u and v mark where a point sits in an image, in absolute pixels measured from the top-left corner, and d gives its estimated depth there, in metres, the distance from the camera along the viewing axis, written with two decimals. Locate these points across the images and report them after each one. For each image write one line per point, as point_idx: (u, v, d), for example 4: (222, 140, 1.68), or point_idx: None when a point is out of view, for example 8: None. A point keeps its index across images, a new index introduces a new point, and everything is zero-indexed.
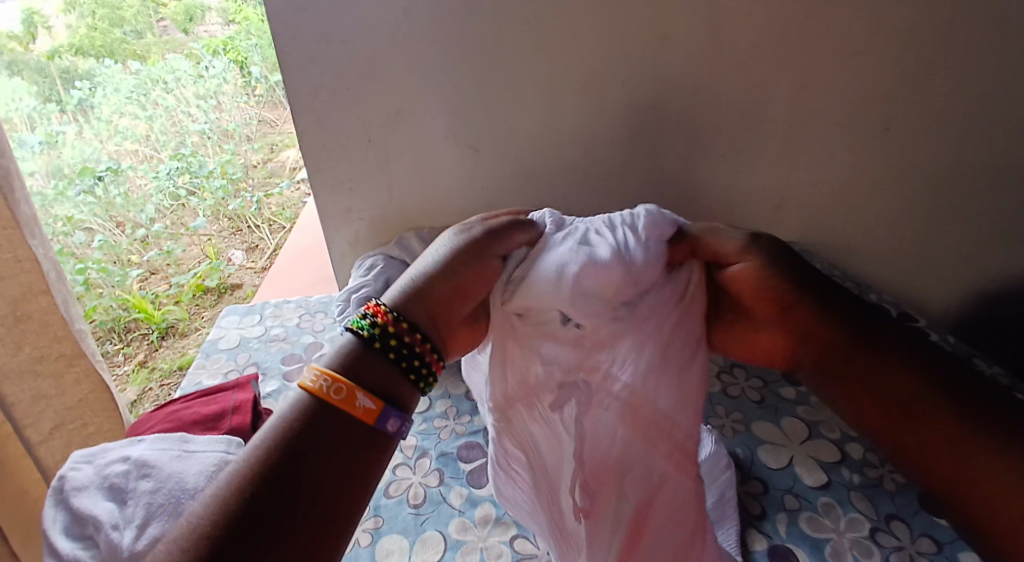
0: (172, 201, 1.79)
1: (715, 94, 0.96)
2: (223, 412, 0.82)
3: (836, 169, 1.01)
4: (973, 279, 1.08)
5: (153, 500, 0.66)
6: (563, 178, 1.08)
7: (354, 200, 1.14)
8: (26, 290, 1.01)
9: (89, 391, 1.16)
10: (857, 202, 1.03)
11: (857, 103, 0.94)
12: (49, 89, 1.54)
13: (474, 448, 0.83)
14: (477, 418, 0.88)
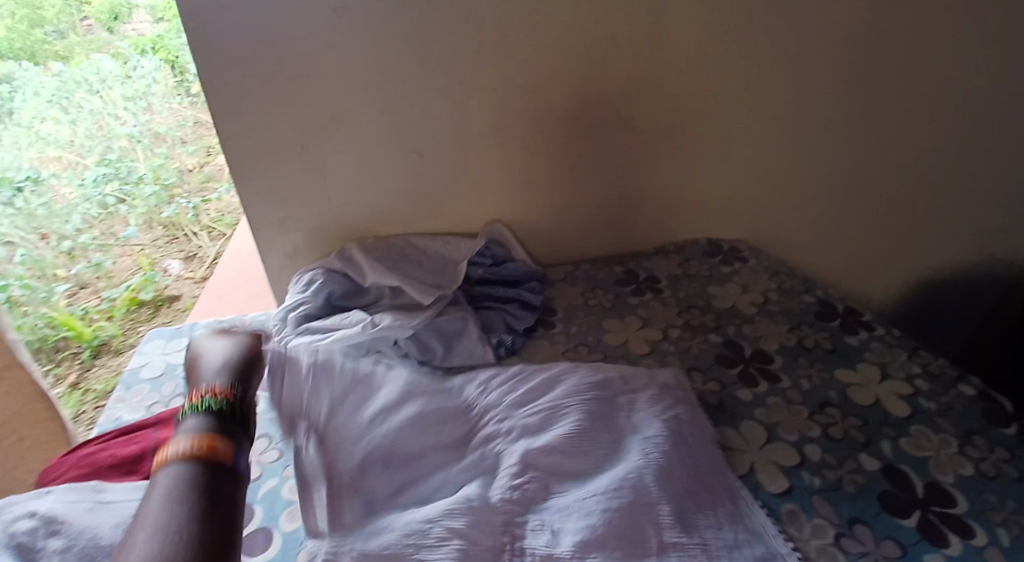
0: (100, 210, 1.87)
1: (655, 88, 0.98)
2: (144, 453, 0.75)
3: (782, 158, 1.05)
4: (903, 270, 1.17)
5: (68, 560, 0.57)
6: (503, 175, 1.05)
7: (289, 210, 1.05)
8: None
9: (20, 404, 0.93)
10: (794, 197, 1.09)
11: (798, 103, 1.00)
12: None
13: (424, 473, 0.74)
14: (424, 434, 0.77)
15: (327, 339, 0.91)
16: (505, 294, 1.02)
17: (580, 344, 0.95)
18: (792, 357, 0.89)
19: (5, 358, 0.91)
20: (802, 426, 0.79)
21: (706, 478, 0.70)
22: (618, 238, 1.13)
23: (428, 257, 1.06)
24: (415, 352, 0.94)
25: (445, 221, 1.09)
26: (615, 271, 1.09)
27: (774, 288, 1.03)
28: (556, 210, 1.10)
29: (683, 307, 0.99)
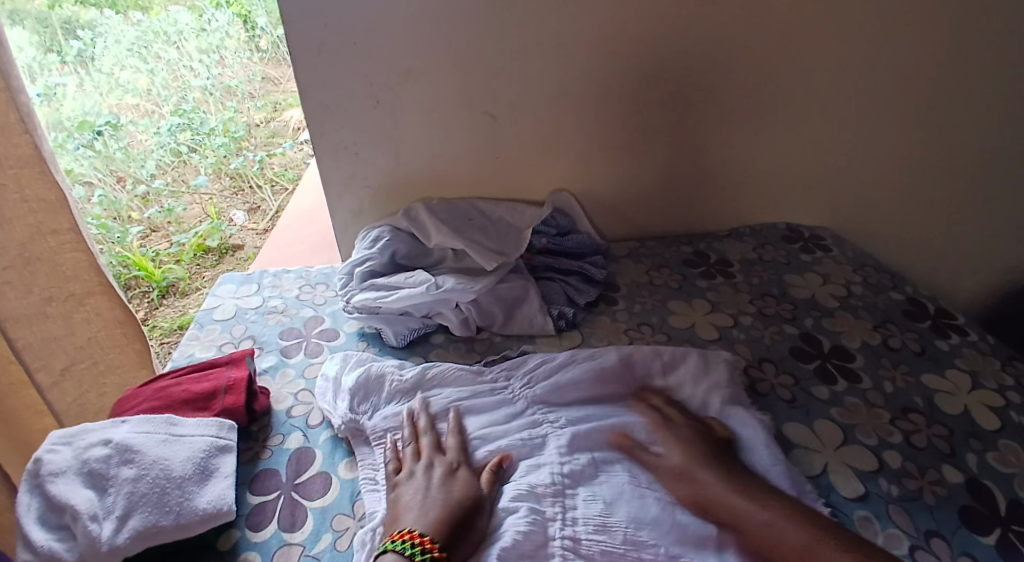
0: (173, 158, 1.95)
1: (740, 57, 0.93)
2: (215, 391, 0.77)
3: (871, 139, 0.99)
4: (995, 274, 1.08)
5: (137, 489, 0.60)
6: (573, 142, 1.02)
7: (358, 165, 1.06)
8: (34, 231, 0.85)
9: (100, 328, 0.98)
10: (880, 185, 1.03)
11: (898, 81, 0.94)
12: (50, 41, 1.76)
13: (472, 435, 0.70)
14: (473, 400, 0.74)
15: (392, 296, 0.92)
16: (567, 266, 1.01)
17: (643, 324, 0.92)
18: (875, 357, 0.84)
19: (88, 286, 0.95)
20: (881, 430, 0.75)
21: (771, 481, 0.65)
22: (686, 216, 1.10)
23: (492, 223, 1.05)
24: (475, 316, 0.93)
25: (511, 188, 1.07)
26: (684, 251, 1.06)
27: (859, 281, 0.97)
28: (624, 183, 1.06)
29: (756, 294, 0.95)
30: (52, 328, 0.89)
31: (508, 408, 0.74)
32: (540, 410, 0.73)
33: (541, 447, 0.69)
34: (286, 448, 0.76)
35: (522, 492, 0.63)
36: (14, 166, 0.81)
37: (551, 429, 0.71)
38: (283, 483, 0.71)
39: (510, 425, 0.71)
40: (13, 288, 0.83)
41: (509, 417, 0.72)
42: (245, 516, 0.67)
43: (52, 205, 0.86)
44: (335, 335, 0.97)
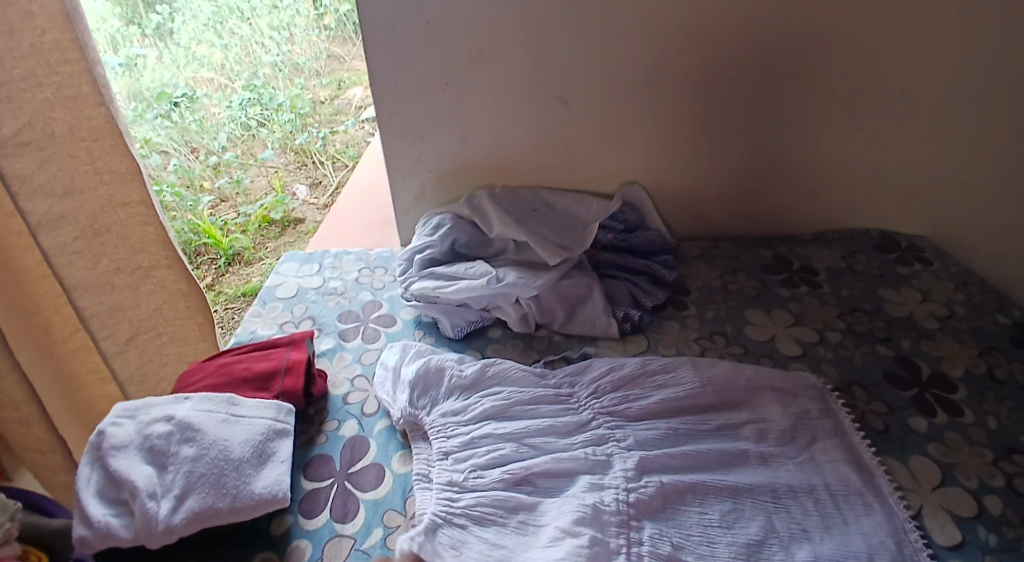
0: (244, 131, 1.98)
1: (832, 49, 0.87)
2: (275, 372, 0.77)
3: (975, 143, 0.91)
4: None
5: (196, 469, 0.60)
6: (647, 134, 0.97)
7: (424, 149, 1.04)
8: (105, 203, 0.87)
9: (163, 301, 1.00)
10: (984, 195, 0.94)
11: (1016, 79, 0.85)
12: (131, 14, 1.87)
13: (533, 443, 0.67)
14: (537, 405, 0.72)
15: (452, 287, 0.90)
16: (635, 265, 0.96)
17: (715, 333, 0.87)
18: (978, 388, 0.77)
19: (154, 259, 0.97)
20: (983, 472, 0.68)
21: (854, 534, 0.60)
22: (765, 216, 1.03)
23: (557, 214, 1.01)
24: (535, 313, 0.91)
25: (580, 178, 1.03)
26: (763, 256, 0.99)
27: (961, 300, 0.89)
28: (699, 180, 1.01)
29: (846, 308, 0.89)
30: (116, 298, 0.91)
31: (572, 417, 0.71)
32: (607, 426, 0.70)
33: (605, 466, 0.66)
34: (341, 434, 0.75)
35: (584, 517, 0.59)
36: (87, 139, 0.82)
37: (616, 448, 0.68)
38: (337, 471, 0.71)
39: (573, 439, 0.68)
40: (82, 258, 0.85)
41: (575, 429, 0.70)
42: (299, 502, 0.67)
43: (122, 177, 0.88)
44: (393, 321, 0.96)
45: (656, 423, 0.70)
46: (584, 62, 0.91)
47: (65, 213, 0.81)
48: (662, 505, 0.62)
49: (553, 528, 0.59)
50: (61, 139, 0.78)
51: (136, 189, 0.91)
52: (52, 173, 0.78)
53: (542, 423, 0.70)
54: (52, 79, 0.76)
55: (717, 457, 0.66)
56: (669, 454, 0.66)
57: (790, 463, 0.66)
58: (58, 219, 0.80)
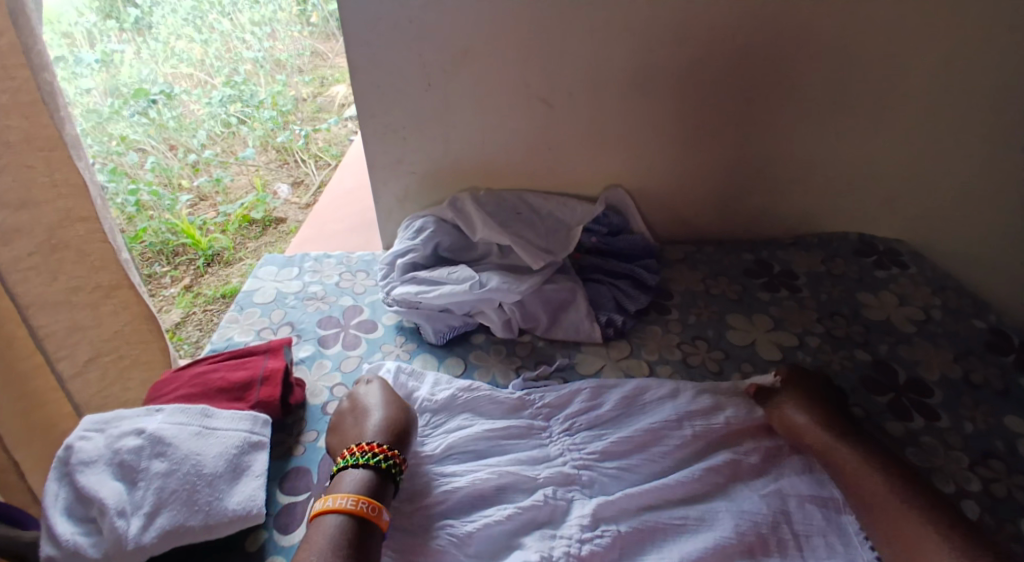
0: (224, 128, 1.95)
1: (802, 56, 0.87)
2: (251, 381, 0.75)
3: (945, 148, 0.92)
4: None
5: (167, 485, 0.58)
6: (628, 136, 0.96)
7: (406, 151, 1.02)
8: (63, 217, 0.85)
9: (127, 323, 0.99)
10: (955, 199, 0.95)
11: (982, 85, 0.86)
12: (109, 8, 1.88)
13: (496, 486, 0.66)
14: (506, 446, 0.70)
15: (433, 292, 0.89)
16: (617, 269, 0.96)
17: (697, 338, 0.87)
18: (955, 392, 0.77)
19: (116, 278, 0.95)
20: (960, 476, 0.68)
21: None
22: (746, 220, 1.03)
23: (541, 218, 1.00)
24: (518, 318, 0.90)
25: (561, 181, 1.02)
26: (745, 259, 0.99)
27: (938, 304, 0.90)
28: (681, 182, 1.00)
29: (825, 313, 0.89)
30: (76, 317, 0.90)
31: (540, 454, 0.70)
32: (573, 465, 0.69)
33: (564, 512, 0.65)
34: (320, 444, 0.74)
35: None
36: (43, 149, 0.81)
37: (579, 494, 0.67)
38: (315, 484, 0.69)
39: (537, 476, 0.67)
40: (38, 273, 0.84)
41: (544, 467, 0.68)
42: (274, 516, 0.65)
43: (80, 189, 0.86)
44: (374, 328, 0.95)
45: (625, 461, 0.69)
46: (569, 62, 0.90)
47: (18, 225, 0.80)
48: (614, 558, 0.61)
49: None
50: (16, 146, 0.78)
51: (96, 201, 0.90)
52: (6, 183, 0.78)
53: (515, 457, 0.69)
54: (6, 85, 0.75)
55: (683, 495, 0.66)
56: (631, 498, 0.65)
57: (761, 499, 0.65)
58: (10, 233, 0.80)
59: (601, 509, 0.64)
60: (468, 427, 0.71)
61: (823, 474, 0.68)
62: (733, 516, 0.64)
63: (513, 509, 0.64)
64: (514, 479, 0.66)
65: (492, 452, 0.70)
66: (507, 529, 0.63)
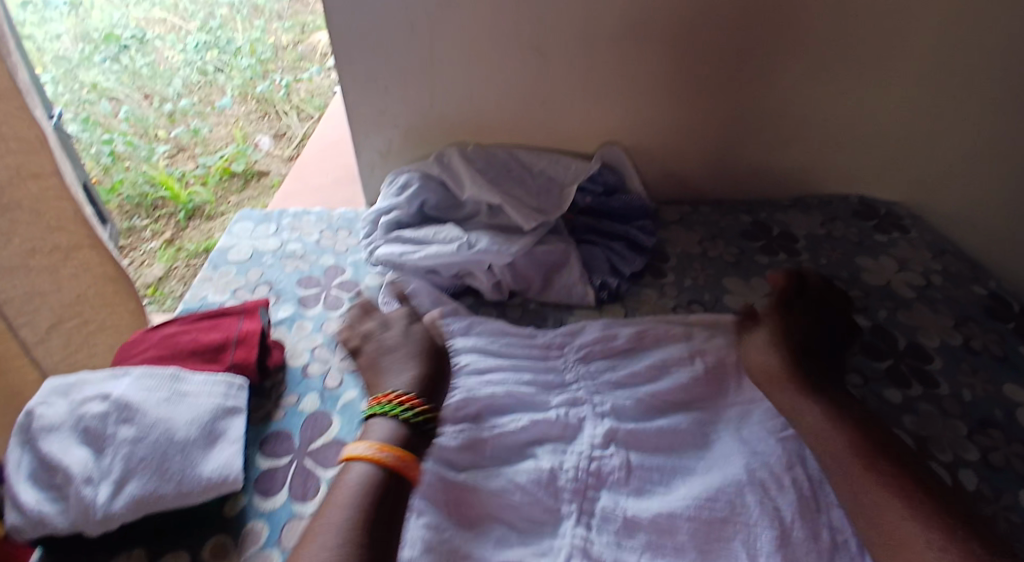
0: (200, 77, 1.87)
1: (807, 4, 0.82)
2: (227, 343, 0.71)
3: (952, 104, 0.88)
4: None
5: (136, 452, 0.55)
6: (622, 89, 0.91)
7: (389, 102, 0.96)
8: (14, 174, 0.91)
9: (87, 286, 1.06)
10: (958, 158, 0.92)
11: (992, 38, 0.82)
12: None
13: (512, 400, 0.69)
14: (520, 372, 0.72)
15: (418, 252, 0.85)
16: (612, 229, 0.92)
17: (693, 302, 0.84)
18: (955, 360, 0.76)
19: (75, 239, 1.03)
20: (958, 446, 0.67)
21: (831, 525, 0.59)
22: (744, 178, 0.99)
23: (532, 176, 0.96)
24: (509, 280, 0.86)
25: (554, 135, 0.97)
26: (742, 221, 0.96)
27: (939, 270, 0.87)
28: (679, 138, 0.96)
29: (823, 277, 0.86)
30: (37, 283, 0.97)
31: (555, 382, 0.72)
32: (586, 392, 0.71)
33: (576, 431, 0.67)
34: (301, 409, 0.71)
35: (539, 483, 0.61)
36: None
37: (589, 413, 0.68)
38: (296, 449, 0.66)
39: (549, 400, 0.69)
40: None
41: (555, 392, 0.71)
42: (254, 481, 0.63)
43: (30, 144, 0.92)
44: (357, 288, 0.91)
45: (624, 406, 0.69)
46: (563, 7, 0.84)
47: None
48: (626, 476, 0.63)
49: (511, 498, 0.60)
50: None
51: (46, 159, 0.96)
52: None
53: (531, 378, 0.72)
54: None
55: (681, 442, 0.66)
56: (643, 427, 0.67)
57: (773, 439, 0.65)
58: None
59: (613, 433, 0.66)
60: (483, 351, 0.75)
61: None
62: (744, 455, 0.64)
63: (526, 421, 0.66)
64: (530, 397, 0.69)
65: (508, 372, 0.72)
66: (517, 442, 0.65)
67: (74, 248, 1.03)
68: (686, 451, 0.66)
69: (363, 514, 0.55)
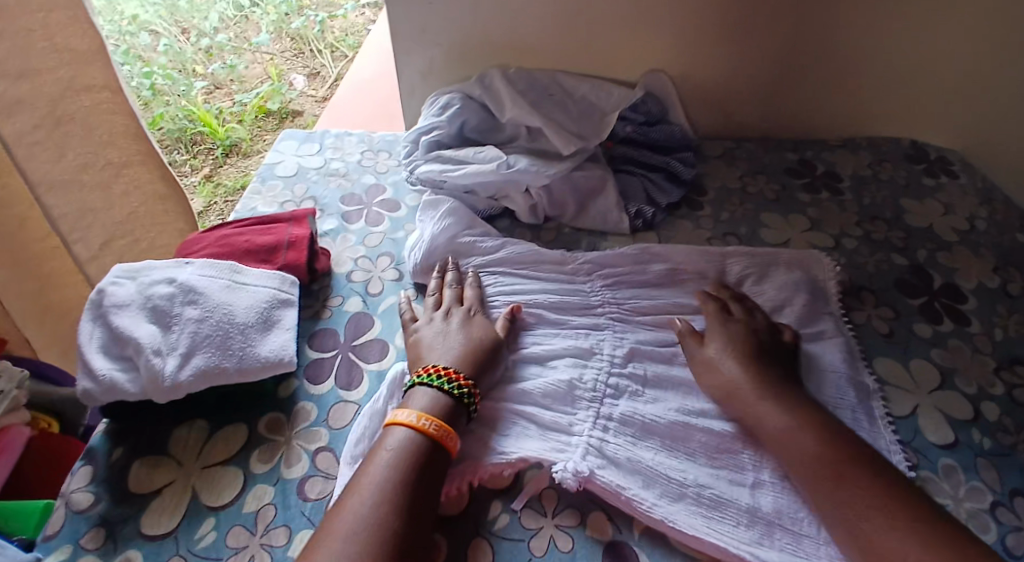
0: (236, 12, 1.90)
1: None
2: (278, 245, 0.75)
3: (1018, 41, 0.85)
4: None
5: (201, 330, 0.60)
6: (673, 12, 0.90)
7: (432, 18, 0.97)
8: (67, 86, 0.90)
9: (139, 204, 1.08)
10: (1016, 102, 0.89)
11: None
12: None
13: (547, 316, 0.73)
14: (547, 293, 0.75)
15: (459, 170, 0.86)
16: (651, 160, 0.92)
17: (728, 235, 0.86)
18: (991, 302, 0.76)
19: (126, 155, 1.03)
20: (983, 380, 0.68)
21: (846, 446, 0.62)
22: (791, 115, 0.99)
23: (573, 101, 0.96)
24: (545, 205, 0.88)
25: (596, 61, 0.97)
26: (787, 158, 0.96)
27: (985, 216, 0.87)
28: (724, 68, 0.95)
29: (865, 216, 0.86)
30: (87, 199, 0.98)
31: (583, 303, 0.74)
32: (609, 317, 0.73)
33: (599, 351, 0.69)
34: (345, 309, 0.76)
35: (558, 391, 0.64)
36: (41, 11, 0.84)
37: (609, 337, 0.71)
38: (341, 344, 0.72)
39: (571, 321, 0.72)
40: (44, 150, 0.89)
41: (578, 314, 0.74)
42: (304, 368, 0.69)
43: (80, 56, 0.90)
44: (397, 207, 0.93)
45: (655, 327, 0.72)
46: None
47: (21, 96, 0.85)
48: (642, 388, 0.66)
49: (533, 405, 0.64)
50: (9, 8, 0.80)
51: (99, 72, 0.94)
52: (5, 48, 0.81)
53: (556, 298, 0.75)
54: None
55: None
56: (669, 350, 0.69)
57: (793, 370, 0.67)
58: (13, 103, 0.84)
59: (637, 354, 0.69)
60: (513, 268, 0.78)
61: (857, 363, 0.69)
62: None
63: (555, 345, 0.69)
64: (558, 316, 0.73)
65: (537, 293, 0.75)
66: (544, 355, 0.68)
67: (125, 164, 1.04)
68: None
69: (400, 491, 0.52)
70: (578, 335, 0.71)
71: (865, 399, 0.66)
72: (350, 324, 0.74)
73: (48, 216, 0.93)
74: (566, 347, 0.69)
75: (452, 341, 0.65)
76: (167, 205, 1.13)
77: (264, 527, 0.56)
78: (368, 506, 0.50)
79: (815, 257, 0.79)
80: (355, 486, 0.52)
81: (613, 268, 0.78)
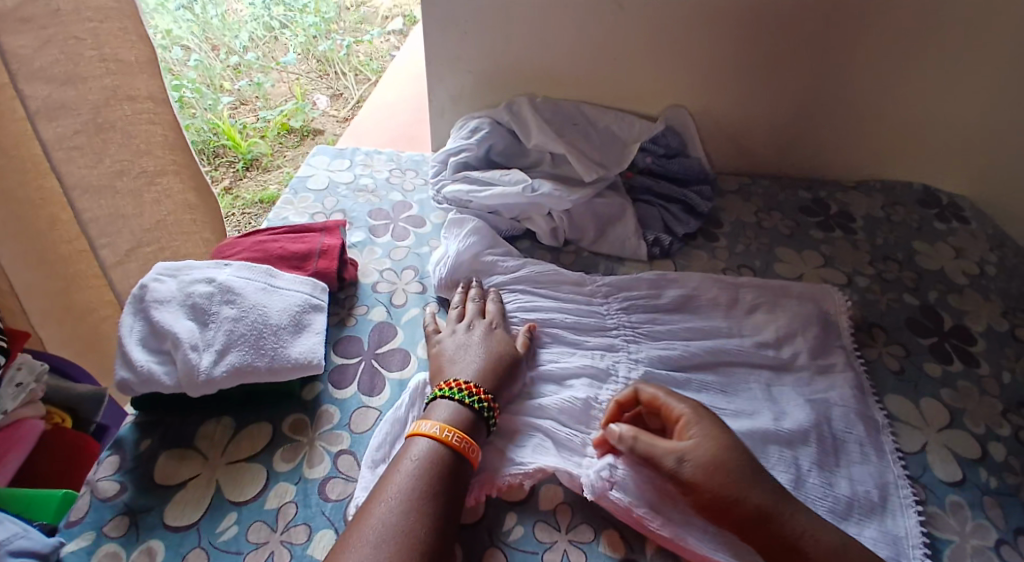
0: (265, 32, 1.94)
1: None
2: (310, 254, 0.78)
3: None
4: None
5: (237, 329, 0.62)
6: (697, 52, 0.94)
7: (466, 46, 1.01)
8: (112, 94, 0.94)
9: (168, 212, 1.09)
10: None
11: None
12: None
13: (561, 336, 0.75)
14: (564, 313, 0.77)
15: (485, 191, 0.90)
16: (669, 191, 0.95)
17: (743, 267, 0.88)
18: (999, 344, 0.78)
19: (161, 164, 1.06)
20: (991, 421, 0.70)
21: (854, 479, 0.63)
22: (807, 155, 1.02)
23: (597, 131, 1.00)
24: (565, 228, 0.91)
25: (620, 94, 1.01)
26: (802, 197, 0.98)
27: (995, 262, 0.89)
28: (744, 108, 0.98)
29: (878, 256, 0.89)
30: (120, 204, 1.00)
31: (598, 324, 0.77)
32: (625, 338, 0.75)
33: (614, 374, 0.71)
34: (370, 318, 0.78)
35: (573, 409, 0.66)
36: (93, 20, 0.89)
37: (624, 358, 0.73)
38: (365, 352, 0.74)
39: (587, 341, 0.75)
40: (83, 155, 0.93)
41: (594, 335, 0.76)
42: (328, 373, 0.71)
43: (126, 66, 0.95)
44: (422, 223, 0.97)
45: (670, 350, 0.74)
46: None
47: (66, 100, 0.88)
48: None
49: (547, 421, 0.66)
50: (64, 17, 0.85)
51: (142, 83, 0.98)
52: (54, 54, 0.85)
53: (573, 319, 0.77)
54: None
55: (722, 387, 0.70)
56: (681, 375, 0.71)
57: (804, 402, 0.69)
58: (58, 108, 0.88)
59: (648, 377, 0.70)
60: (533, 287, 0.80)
61: (868, 399, 0.71)
62: (771, 408, 0.68)
63: (570, 363, 0.71)
64: (573, 335, 0.75)
65: (554, 311, 0.77)
66: (558, 373, 0.70)
67: (159, 173, 1.06)
68: (725, 395, 0.70)
69: (424, 500, 0.54)
70: (591, 355, 0.73)
71: (871, 434, 0.67)
72: (374, 333, 0.76)
73: (79, 219, 0.95)
74: (581, 367, 0.71)
75: (473, 354, 0.68)
76: (196, 214, 1.16)
77: (284, 524, 0.58)
78: (393, 514, 0.52)
79: (829, 292, 0.81)
80: (380, 494, 0.54)
81: (629, 291, 0.80)
